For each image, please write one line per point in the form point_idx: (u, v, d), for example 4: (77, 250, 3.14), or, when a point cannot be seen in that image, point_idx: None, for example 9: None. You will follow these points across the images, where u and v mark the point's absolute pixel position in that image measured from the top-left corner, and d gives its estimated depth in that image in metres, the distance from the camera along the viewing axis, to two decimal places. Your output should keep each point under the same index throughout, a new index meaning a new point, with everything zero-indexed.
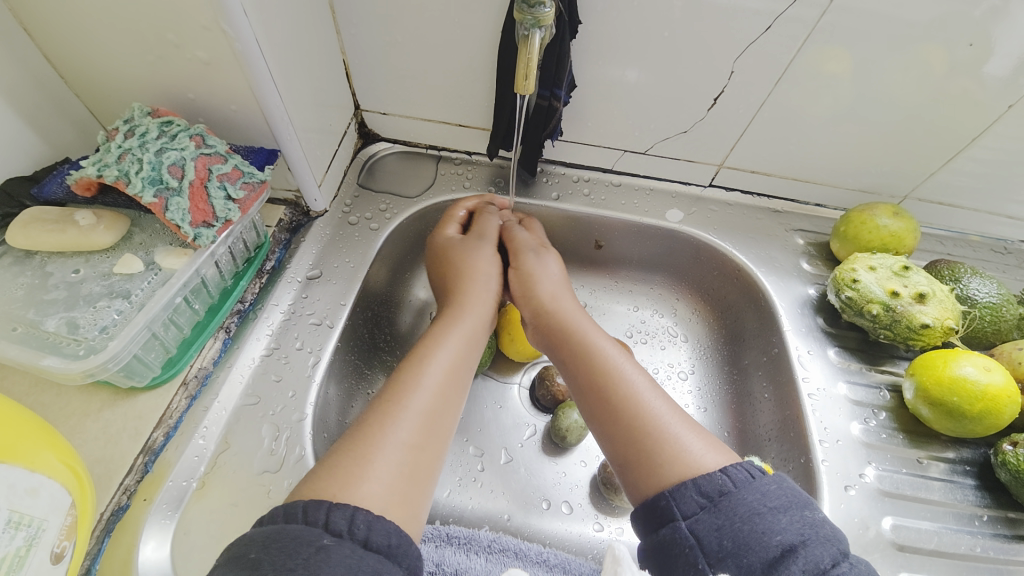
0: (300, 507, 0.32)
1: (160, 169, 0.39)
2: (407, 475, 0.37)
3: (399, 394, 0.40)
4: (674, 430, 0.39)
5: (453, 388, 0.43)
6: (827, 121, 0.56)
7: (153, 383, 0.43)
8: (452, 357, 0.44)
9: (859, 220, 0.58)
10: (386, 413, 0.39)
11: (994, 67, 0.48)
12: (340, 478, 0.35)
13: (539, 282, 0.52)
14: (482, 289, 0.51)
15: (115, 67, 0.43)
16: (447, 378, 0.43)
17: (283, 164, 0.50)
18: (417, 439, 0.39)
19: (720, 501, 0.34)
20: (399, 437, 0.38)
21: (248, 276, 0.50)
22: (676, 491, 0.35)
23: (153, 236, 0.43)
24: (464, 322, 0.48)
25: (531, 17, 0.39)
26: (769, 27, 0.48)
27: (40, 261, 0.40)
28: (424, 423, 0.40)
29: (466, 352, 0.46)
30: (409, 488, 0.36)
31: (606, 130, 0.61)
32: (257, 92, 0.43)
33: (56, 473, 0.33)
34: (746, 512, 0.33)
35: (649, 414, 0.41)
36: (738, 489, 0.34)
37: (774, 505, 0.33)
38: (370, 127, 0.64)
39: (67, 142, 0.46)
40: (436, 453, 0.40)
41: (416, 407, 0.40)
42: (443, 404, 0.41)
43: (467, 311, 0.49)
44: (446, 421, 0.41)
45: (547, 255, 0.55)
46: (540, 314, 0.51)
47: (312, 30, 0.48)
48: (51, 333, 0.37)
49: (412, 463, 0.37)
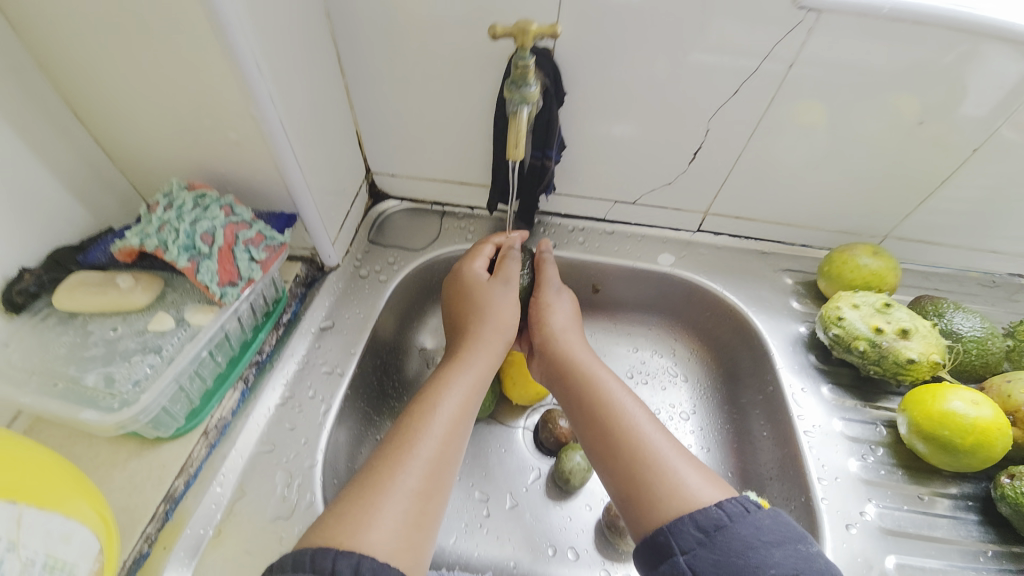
0: (307, 556, 0.34)
1: (193, 236, 0.44)
2: (413, 520, 0.38)
3: (408, 441, 0.42)
4: (672, 464, 0.41)
5: (459, 430, 0.45)
6: (801, 168, 0.61)
7: (177, 433, 0.45)
8: (454, 398, 0.47)
9: (841, 259, 0.61)
10: (395, 459, 0.41)
11: (972, 107, 0.52)
12: (350, 523, 0.37)
13: (549, 318, 0.55)
14: (495, 321, 0.53)
15: (157, 147, 0.48)
16: (453, 420, 0.45)
17: (302, 226, 0.55)
18: (424, 489, 0.40)
19: (716, 535, 0.35)
20: (409, 487, 0.40)
21: (266, 328, 0.53)
22: (674, 526, 0.37)
23: (182, 295, 0.47)
24: (470, 365, 0.50)
25: (518, 96, 0.44)
26: (735, 90, 0.54)
27: (81, 321, 0.45)
28: (433, 473, 0.41)
29: (473, 396, 0.48)
30: (414, 531, 0.38)
31: (596, 183, 0.66)
32: (280, 166, 0.48)
33: (87, 519, 0.35)
34: (741, 546, 0.34)
35: (649, 448, 0.42)
36: (733, 523, 0.35)
37: (768, 539, 0.34)
38: (381, 188, 0.70)
39: (110, 213, 0.52)
40: (440, 494, 0.41)
41: (423, 454, 0.42)
42: (448, 447, 0.43)
43: (473, 350, 0.51)
44: (448, 465, 0.43)
45: (562, 295, 0.59)
46: (545, 347, 0.54)
47: (330, 108, 0.55)
48: (88, 388, 0.40)
49: (416, 506, 0.39)
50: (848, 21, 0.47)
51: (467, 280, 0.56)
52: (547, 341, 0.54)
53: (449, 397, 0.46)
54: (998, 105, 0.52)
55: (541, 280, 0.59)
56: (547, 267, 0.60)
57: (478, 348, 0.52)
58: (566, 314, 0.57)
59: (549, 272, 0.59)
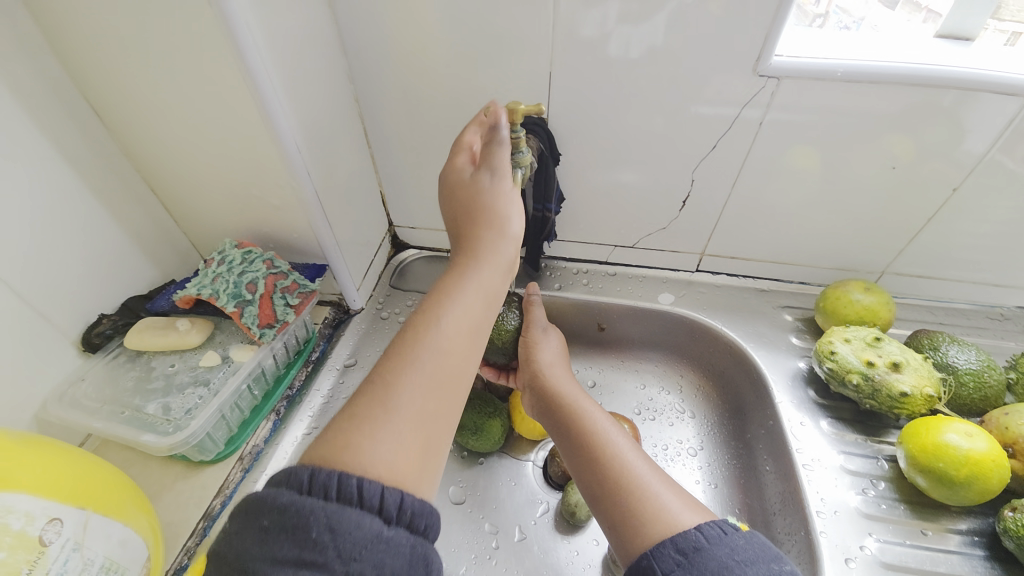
0: (305, 475, 0.31)
1: (240, 286, 0.52)
2: (417, 441, 0.36)
3: (408, 356, 0.38)
4: (653, 489, 0.46)
5: (466, 345, 0.41)
6: (788, 211, 0.65)
7: (217, 458, 0.51)
8: (461, 307, 0.42)
9: (834, 296, 0.63)
10: (396, 373, 0.37)
11: (972, 144, 0.55)
12: (359, 429, 0.34)
13: (538, 355, 0.61)
14: (499, 219, 0.45)
15: (214, 212, 0.58)
16: (459, 335, 0.41)
17: (331, 274, 0.63)
18: (430, 407, 0.37)
19: (694, 557, 0.39)
20: (412, 404, 0.36)
21: (297, 365, 0.61)
22: (656, 550, 0.41)
23: (229, 335, 0.55)
24: (478, 269, 0.44)
25: (512, 161, 0.50)
26: (714, 145, 0.60)
27: (146, 358, 0.53)
28: (438, 390, 0.38)
29: (484, 311, 0.43)
30: (423, 448, 0.36)
31: (596, 229, 0.72)
32: (313, 225, 0.56)
33: (139, 528, 0.41)
34: (717, 566, 0.38)
35: (632, 474, 0.47)
36: (710, 545, 0.39)
37: (742, 558, 0.38)
38: (402, 239, 0.78)
39: (173, 268, 0.61)
40: (447, 416, 0.39)
41: (427, 370, 0.38)
42: (453, 365, 0.39)
43: (478, 253, 0.44)
44: (454, 385, 0.39)
45: (550, 333, 0.65)
46: (535, 382, 0.59)
47: (358, 174, 0.64)
48: (149, 415, 0.47)
49: (422, 425, 0.36)
50: (807, 82, 0.53)
51: (456, 180, 0.47)
52: (535, 377, 0.60)
53: (454, 308, 0.41)
54: (993, 143, 0.55)
55: (528, 321, 0.64)
56: (535, 307, 0.65)
57: (487, 255, 0.44)
58: (554, 351, 0.63)
59: (535, 312, 0.65)
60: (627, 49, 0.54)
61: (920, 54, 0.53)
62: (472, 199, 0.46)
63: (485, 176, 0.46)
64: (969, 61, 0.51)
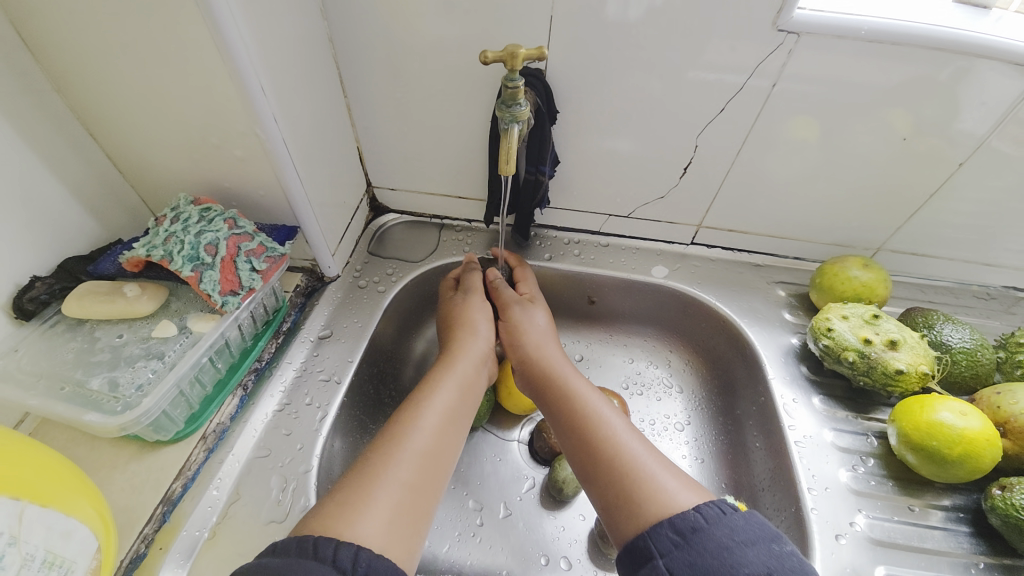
0: (310, 541, 0.35)
1: (197, 247, 0.46)
2: (404, 510, 0.40)
3: (400, 434, 0.45)
4: (649, 470, 0.44)
5: (438, 456, 0.45)
6: (791, 183, 0.62)
7: (176, 437, 0.47)
8: (442, 398, 0.49)
9: (832, 271, 0.62)
10: (388, 452, 0.43)
11: (971, 123, 0.53)
12: (344, 515, 0.38)
13: (523, 331, 0.58)
14: (469, 353, 0.55)
15: (166, 163, 0.51)
16: (445, 415, 0.48)
17: (302, 238, 0.57)
18: (415, 481, 0.42)
19: (692, 537, 0.37)
20: (401, 478, 0.42)
21: (266, 336, 0.56)
22: (653, 530, 0.39)
23: (186, 303, 0.49)
24: (459, 368, 0.53)
25: (509, 115, 0.45)
26: (723, 108, 0.56)
27: (89, 328, 0.47)
28: (413, 491, 0.42)
29: (464, 400, 0.51)
30: (404, 526, 0.40)
31: (590, 197, 0.68)
32: (283, 181, 0.50)
33: (87, 517, 0.37)
34: (716, 547, 0.36)
35: (627, 456, 0.45)
36: (709, 525, 0.38)
37: (742, 539, 0.37)
38: (381, 201, 0.72)
39: (119, 225, 0.54)
40: (430, 488, 0.44)
41: (414, 446, 0.44)
42: (441, 440, 0.46)
43: (458, 357, 0.54)
44: (442, 455, 0.46)
45: (534, 308, 0.61)
46: (523, 362, 0.56)
47: (332, 126, 0.57)
48: (93, 391, 0.42)
49: (409, 497, 0.41)
50: (826, 43, 0.49)
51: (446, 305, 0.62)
52: (523, 356, 0.57)
53: (427, 417, 0.47)
54: (993, 124, 0.53)
55: (503, 302, 0.61)
56: (506, 290, 0.63)
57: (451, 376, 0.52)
58: (540, 328, 0.59)
59: (509, 293, 0.62)
60: (626, 8, 0.49)
61: (944, 16, 0.49)
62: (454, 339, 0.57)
63: (460, 297, 0.61)
64: (988, 29, 0.48)
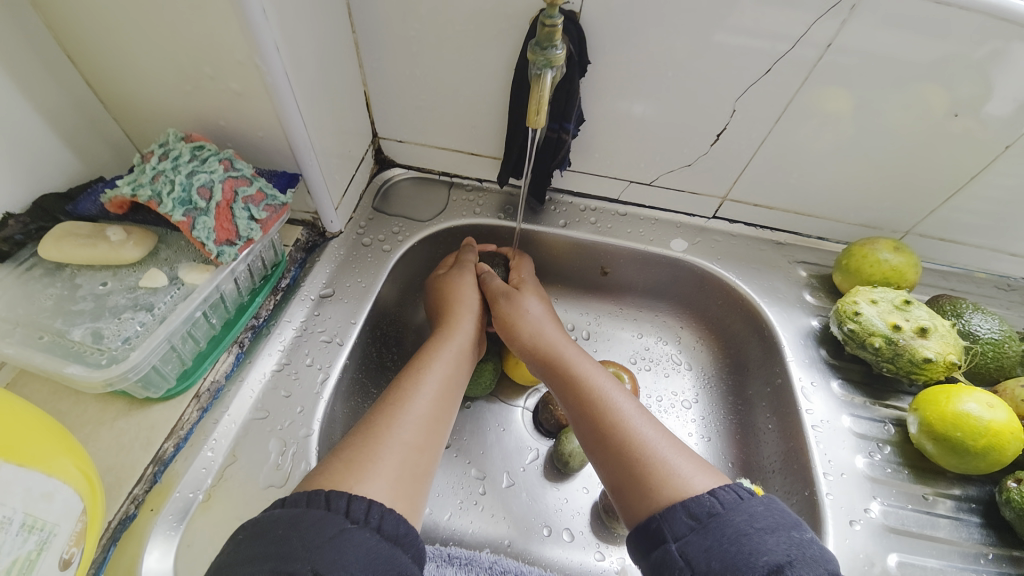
0: (322, 495, 0.35)
1: (189, 190, 0.41)
2: (408, 472, 0.40)
3: (400, 401, 0.44)
4: (661, 454, 0.42)
5: (436, 424, 0.45)
6: (826, 158, 0.58)
7: (167, 395, 0.44)
8: (442, 368, 0.49)
9: (861, 253, 0.59)
10: (390, 415, 0.43)
11: (993, 107, 0.50)
12: (351, 472, 0.38)
13: (517, 324, 0.55)
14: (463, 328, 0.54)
15: (153, 93, 0.45)
16: (443, 385, 0.47)
17: (304, 187, 0.53)
18: (418, 443, 0.42)
19: (709, 522, 0.36)
20: (404, 439, 0.41)
21: (264, 293, 0.52)
22: (667, 513, 0.38)
23: (177, 252, 0.45)
24: (455, 343, 0.52)
25: (543, 58, 0.41)
26: (769, 68, 0.50)
27: (69, 273, 0.43)
28: (415, 453, 0.41)
29: (457, 373, 0.50)
30: (409, 486, 0.40)
31: (612, 162, 0.64)
32: (284, 121, 0.45)
33: (70, 478, 0.34)
34: (733, 533, 0.35)
35: (638, 438, 0.43)
36: (726, 511, 0.36)
37: (762, 526, 0.35)
38: (386, 154, 0.67)
39: (101, 162, 0.49)
40: (433, 452, 0.43)
41: (416, 411, 0.44)
42: (439, 408, 0.46)
43: (454, 332, 0.53)
44: (441, 423, 0.45)
45: (524, 298, 0.57)
46: (524, 346, 0.54)
47: (337, 64, 0.51)
48: (76, 342, 0.39)
49: (411, 459, 0.41)
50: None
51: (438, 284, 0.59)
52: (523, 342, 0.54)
53: (425, 387, 0.46)
54: (1021, 107, 0.49)
55: (490, 293, 0.57)
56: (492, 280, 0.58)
57: (451, 345, 0.52)
58: (535, 314, 0.56)
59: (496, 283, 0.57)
60: None
61: None
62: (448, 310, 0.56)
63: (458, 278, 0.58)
64: None
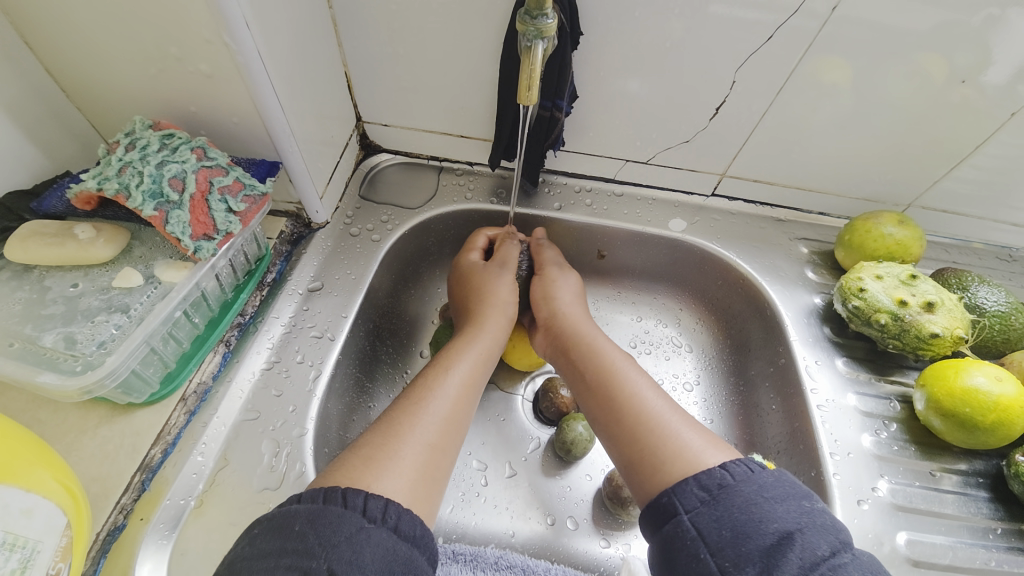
0: (339, 492, 0.34)
1: (160, 181, 0.39)
2: (426, 469, 0.39)
3: (420, 396, 0.43)
4: (672, 428, 0.41)
5: (457, 420, 0.43)
6: (828, 130, 0.56)
7: (151, 399, 0.42)
8: (466, 361, 0.47)
9: (864, 228, 0.57)
10: (410, 411, 0.41)
11: (994, 74, 0.48)
12: (370, 469, 0.37)
13: (552, 297, 0.54)
14: (497, 311, 0.52)
15: (117, 79, 0.42)
16: (465, 379, 0.46)
17: (286, 176, 0.50)
18: (438, 441, 0.41)
19: (719, 494, 0.35)
20: (424, 437, 0.40)
21: (249, 288, 0.50)
22: (677, 487, 0.36)
23: (152, 249, 0.43)
24: (484, 336, 0.50)
25: (533, 28, 0.38)
26: (770, 37, 0.48)
27: (38, 275, 0.40)
28: (435, 449, 0.40)
29: (481, 367, 0.48)
30: (427, 484, 0.38)
31: (606, 141, 0.61)
32: (260, 106, 0.42)
33: (50, 492, 0.33)
34: (743, 503, 0.34)
35: (649, 413, 0.42)
36: (736, 483, 0.35)
37: (771, 495, 0.34)
38: (372, 138, 0.64)
39: (67, 155, 0.46)
40: (451, 448, 0.42)
41: (435, 409, 0.42)
42: (460, 404, 0.44)
43: (484, 318, 0.52)
44: (460, 418, 0.44)
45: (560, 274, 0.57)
46: (551, 322, 0.53)
47: (314, 42, 0.48)
48: (47, 349, 0.36)
49: (431, 456, 0.40)
50: None
51: (466, 264, 0.57)
52: (550, 317, 0.53)
53: (447, 380, 0.45)
54: (1020, 73, 0.47)
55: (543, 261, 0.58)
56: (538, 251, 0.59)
57: (479, 332, 0.50)
58: (570, 291, 0.55)
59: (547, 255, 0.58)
60: None
61: None
62: (483, 287, 0.54)
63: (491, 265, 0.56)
64: None
